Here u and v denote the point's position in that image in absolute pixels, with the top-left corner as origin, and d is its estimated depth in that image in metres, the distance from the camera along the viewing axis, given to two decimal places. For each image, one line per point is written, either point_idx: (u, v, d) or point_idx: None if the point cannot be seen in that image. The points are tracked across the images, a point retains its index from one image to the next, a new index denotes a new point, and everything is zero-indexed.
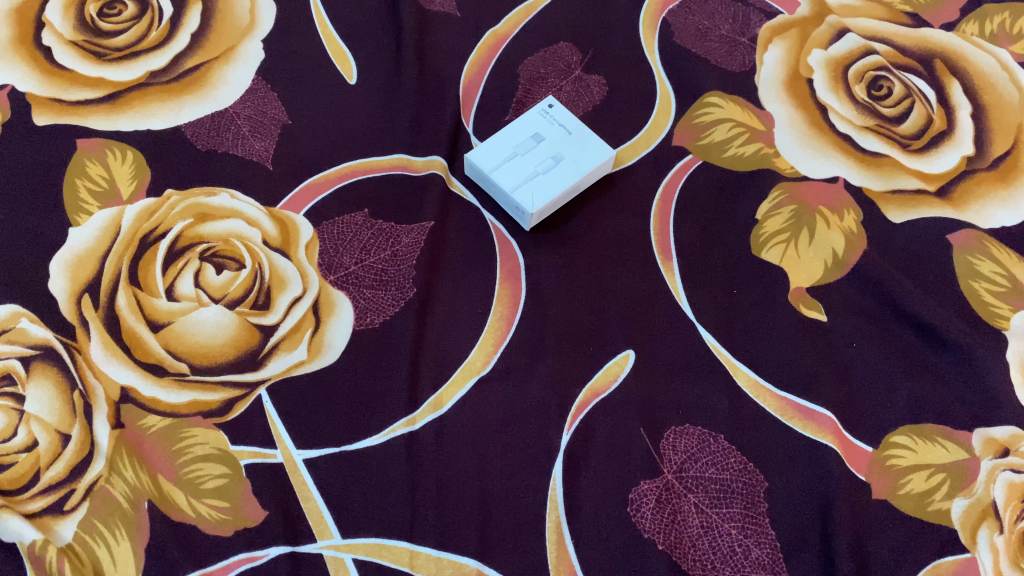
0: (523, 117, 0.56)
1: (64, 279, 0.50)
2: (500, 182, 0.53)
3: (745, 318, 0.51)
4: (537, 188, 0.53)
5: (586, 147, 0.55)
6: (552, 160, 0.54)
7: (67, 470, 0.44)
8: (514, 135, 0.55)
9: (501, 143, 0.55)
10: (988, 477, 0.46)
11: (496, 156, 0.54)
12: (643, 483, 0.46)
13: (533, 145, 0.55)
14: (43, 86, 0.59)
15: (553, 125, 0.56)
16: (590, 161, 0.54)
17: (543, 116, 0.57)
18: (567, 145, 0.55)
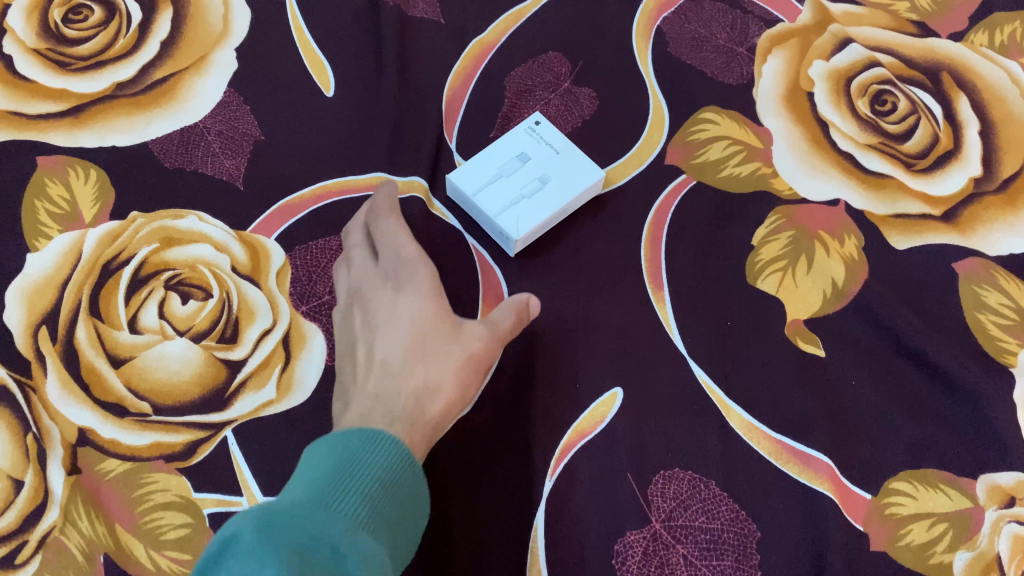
0: (508, 136, 0.54)
1: (20, 309, 0.47)
2: (483, 205, 0.51)
3: (740, 353, 0.49)
4: (522, 212, 0.50)
5: (573, 169, 0.52)
6: (538, 181, 0.52)
7: (19, 520, 0.42)
8: (499, 154, 0.53)
9: (485, 164, 0.52)
10: (992, 529, 0.44)
11: (480, 178, 0.52)
12: (630, 532, 0.44)
13: (518, 165, 0.52)
14: (3, 98, 0.56)
15: (539, 145, 0.53)
16: (578, 183, 0.52)
17: (529, 135, 0.54)
18: (553, 167, 0.53)
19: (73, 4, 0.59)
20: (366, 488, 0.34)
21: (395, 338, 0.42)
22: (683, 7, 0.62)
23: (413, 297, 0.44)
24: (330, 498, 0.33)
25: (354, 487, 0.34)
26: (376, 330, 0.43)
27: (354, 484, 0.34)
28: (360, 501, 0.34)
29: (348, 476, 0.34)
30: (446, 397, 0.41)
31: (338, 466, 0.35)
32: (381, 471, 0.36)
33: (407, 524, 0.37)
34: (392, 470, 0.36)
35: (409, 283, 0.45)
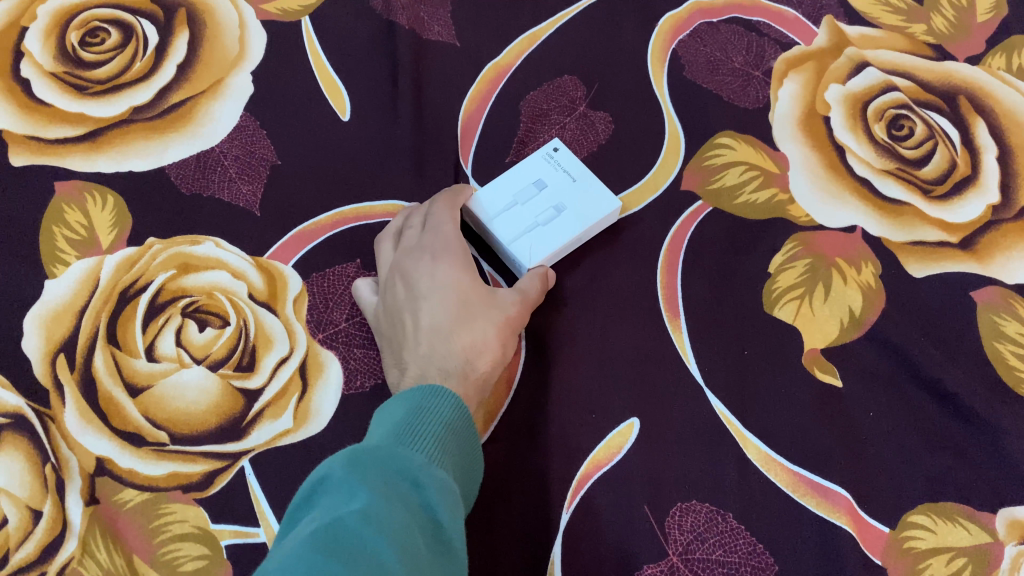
0: (527, 160, 0.53)
1: (39, 337, 0.48)
2: (497, 233, 0.50)
3: (756, 383, 0.49)
4: (536, 242, 0.50)
5: (590, 198, 0.52)
6: (554, 209, 0.51)
7: (37, 551, 0.42)
8: (515, 180, 0.52)
9: (502, 189, 0.52)
10: (1012, 564, 0.44)
11: (496, 204, 0.51)
12: (647, 566, 0.43)
13: (535, 192, 0.52)
14: (20, 122, 0.56)
15: (557, 171, 0.53)
16: (593, 214, 0.51)
17: (547, 161, 0.53)
18: (570, 195, 0.52)
19: (90, 27, 0.60)
20: (434, 434, 0.37)
21: (440, 307, 0.45)
22: (699, 30, 0.62)
23: (449, 269, 0.47)
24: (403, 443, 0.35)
25: (425, 433, 0.37)
26: (418, 298, 0.46)
27: (423, 429, 0.37)
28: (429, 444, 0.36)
29: (418, 422, 0.37)
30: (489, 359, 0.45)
31: (405, 415, 0.37)
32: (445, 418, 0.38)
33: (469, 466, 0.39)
34: (454, 417, 0.39)
35: (445, 255, 0.48)
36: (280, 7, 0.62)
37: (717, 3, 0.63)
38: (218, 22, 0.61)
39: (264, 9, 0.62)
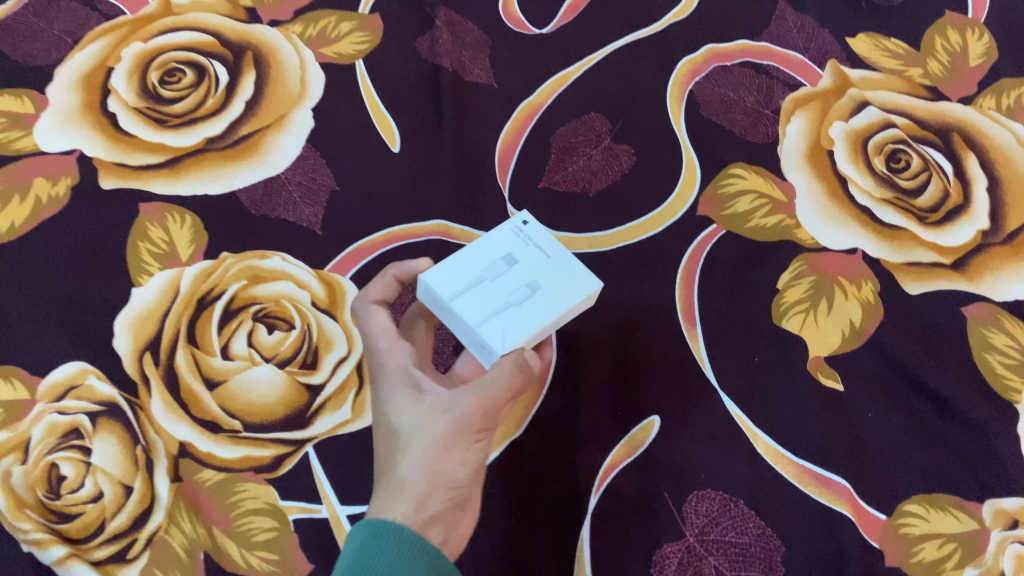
0: (495, 234, 0.48)
1: (127, 337, 0.54)
2: (461, 315, 0.44)
3: (765, 387, 0.54)
4: (507, 325, 0.44)
5: (567, 276, 0.46)
6: (528, 288, 0.45)
7: (130, 520, 0.48)
8: (480, 255, 0.46)
9: (466, 264, 0.46)
10: (998, 548, 0.48)
11: (458, 282, 0.45)
12: (667, 544, 0.48)
13: (504, 268, 0.46)
14: (108, 151, 0.63)
15: (529, 245, 0.47)
16: (571, 293, 0.46)
17: (518, 233, 0.48)
18: (546, 271, 0.46)
19: (168, 68, 0.67)
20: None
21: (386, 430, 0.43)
22: (714, 72, 0.68)
23: (388, 387, 0.45)
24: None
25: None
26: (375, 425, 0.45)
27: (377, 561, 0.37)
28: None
29: (364, 568, 0.37)
30: (461, 473, 0.42)
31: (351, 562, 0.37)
32: (395, 557, 0.38)
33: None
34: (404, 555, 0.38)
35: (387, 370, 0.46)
36: (337, 50, 0.69)
37: (730, 48, 0.70)
38: (282, 64, 0.68)
39: (323, 52, 0.69)
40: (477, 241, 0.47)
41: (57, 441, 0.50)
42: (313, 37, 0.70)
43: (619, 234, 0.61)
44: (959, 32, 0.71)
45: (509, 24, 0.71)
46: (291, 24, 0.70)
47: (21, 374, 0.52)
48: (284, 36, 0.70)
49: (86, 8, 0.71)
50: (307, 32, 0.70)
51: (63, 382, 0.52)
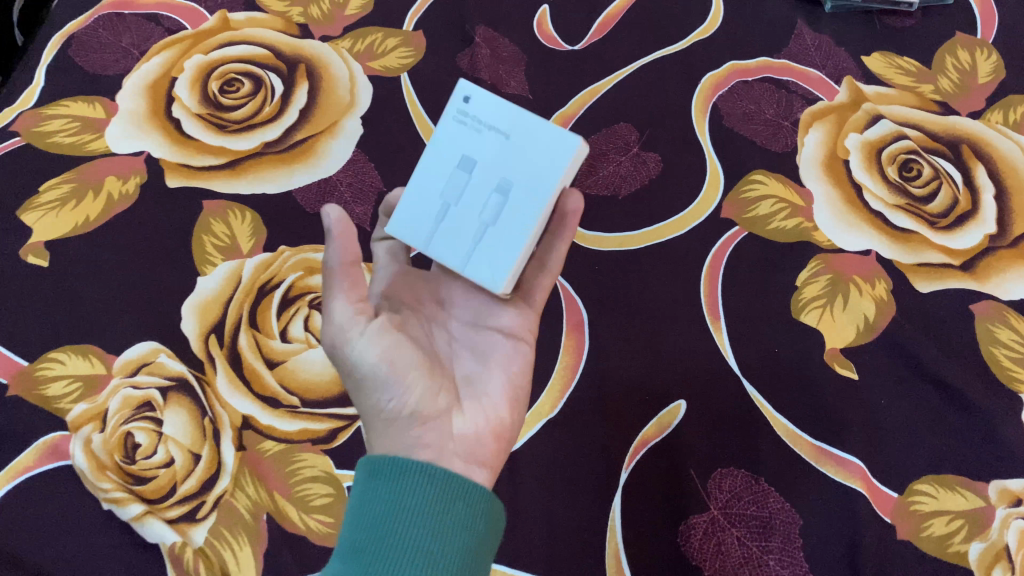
0: (438, 134, 0.46)
1: (194, 320, 0.59)
2: (443, 256, 0.45)
3: (784, 375, 0.58)
4: (492, 246, 0.44)
5: (532, 155, 0.44)
6: (494, 188, 0.44)
7: (199, 484, 0.52)
8: (435, 170, 0.45)
9: (426, 193, 0.45)
10: (1002, 524, 0.52)
11: (424, 217, 0.45)
12: (692, 516, 0.52)
13: (465, 177, 0.44)
14: (174, 153, 0.68)
15: (481, 131, 0.45)
16: (546, 178, 0.43)
17: (461, 122, 0.45)
18: (504, 158, 0.44)
19: (227, 78, 0.72)
20: (392, 520, 0.39)
21: None
22: (736, 86, 0.73)
23: None
24: (361, 541, 0.38)
25: (387, 522, 0.39)
26: None
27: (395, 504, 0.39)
28: (392, 523, 0.39)
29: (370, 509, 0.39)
30: (417, 372, 0.43)
31: (361, 505, 0.40)
32: (404, 488, 0.40)
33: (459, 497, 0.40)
34: (413, 485, 0.40)
35: None
36: (383, 64, 0.74)
37: (751, 65, 0.74)
38: (332, 76, 0.73)
39: (370, 65, 0.74)
40: (426, 158, 0.46)
41: (131, 412, 0.54)
42: (361, 52, 0.75)
43: (648, 234, 0.65)
44: (969, 51, 0.75)
45: (543, 41, 0.76)
46: (340, 39, 0.75)
47: (99, 353, 0.57)
48: (334, 50, 0.75)
49: (151, 21, 0.77)
50: (355, 47, 0.75)
51: (136, 359, 0.57)
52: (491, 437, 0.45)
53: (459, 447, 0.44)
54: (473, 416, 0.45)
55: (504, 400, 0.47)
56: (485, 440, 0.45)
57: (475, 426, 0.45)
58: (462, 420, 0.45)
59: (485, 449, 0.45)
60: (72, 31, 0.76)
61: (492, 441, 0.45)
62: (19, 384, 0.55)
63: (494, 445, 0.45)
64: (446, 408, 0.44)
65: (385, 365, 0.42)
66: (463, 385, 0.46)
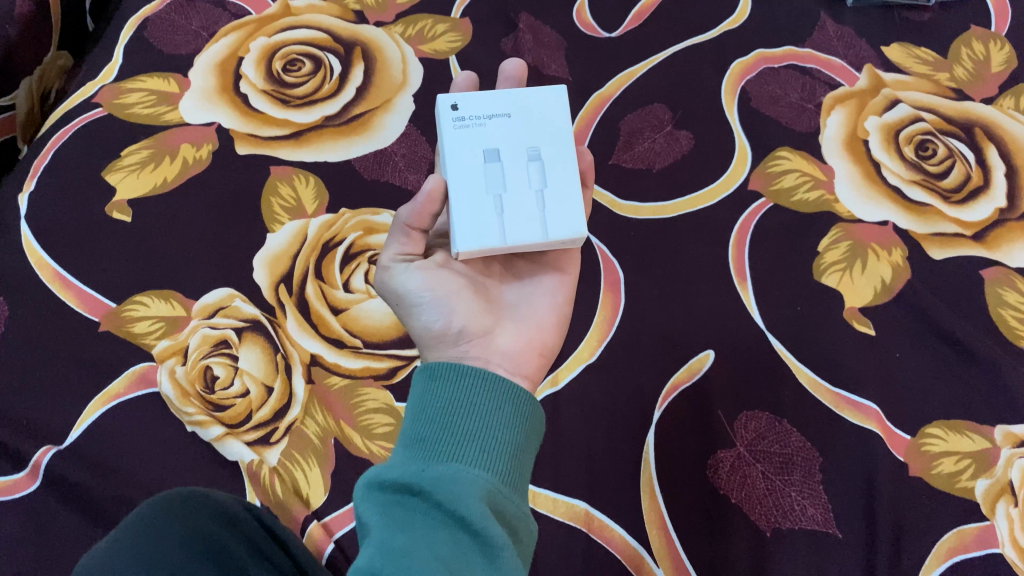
0: (445, 146, 0.47)
1: (265, 271, 0.64)
2: (520, 239, 0.46)
3: (806, 331, 0.63)
4: (557, 205, 0.47)
5: (540, 120, 0.48)
6: (531, 158, 0.47)
7: (272, 412, 0.58)
8: (466, 174, 0.46)
9: (469, 198, 0.46)
10: (1006, 462, 0.57)
11: (482, 215, 0.46)
12: (720, 452, 0.58)
13: (499, 164, 0.47)
14: (242, 124, 0.72)
15: (485, 123, 0.47)
16: (562, 131, 0.48)
17: (463, 127, 0.47)
18: (521, 129, 0.48)
19: (290, 58, 0.75)
20: (452, 413, 0.42)
21: None
22: (763, 72, 0.77)
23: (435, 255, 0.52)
24: (423, 432, 0.41)
25: (446, 413, 0.42)
26: None
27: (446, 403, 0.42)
28: (452, 415, 0.41)
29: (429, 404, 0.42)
30: (461, 297, 0.47)
31: (419, 403, 0.43)
32: (459, 388, 0.43)
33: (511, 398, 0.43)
34: (468, 386, 0.43)
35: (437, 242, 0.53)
36: (433, 47, 0.78)
37: (779, 52, 0.78)
38: (385, 58, 0.77)
39: (421, 49, 0.78)
40: (450, 171, 0.46)
41: (210, 348, 0.60)
42: (413, 36, 0.79)
43: (680, 204, 0.70)
44: (983, 44, 0.79)
45: (581, 28, 0.80)
46: (393, 25, 0.79)
47: (179, 297, 0.63)
48: (387, 34, 0.78)
49: (218, 7, 0.79)
50: (407, 32, 0.79)
51: (213, 304, 0.62)
52: (533, 353, 0.49)
53: (502, 362, 0.47)
54: (515, 334, 0.49)
55: (545, 322, 0.51)
56: (526, 354, 0.49)
57: (515, 342, 0.48)
58: (506, 338, 0.48)
59: (527, 363, 0.49)
60: (146, 15, 0.78)
61: (534, 356, 0.49)
62: (109, 323, 0.61)
63: (537, 360, 0.49)
64: (489, 327, 0.48)
65: (430, 291, 0.46)
66: (509, 309, 0.50)
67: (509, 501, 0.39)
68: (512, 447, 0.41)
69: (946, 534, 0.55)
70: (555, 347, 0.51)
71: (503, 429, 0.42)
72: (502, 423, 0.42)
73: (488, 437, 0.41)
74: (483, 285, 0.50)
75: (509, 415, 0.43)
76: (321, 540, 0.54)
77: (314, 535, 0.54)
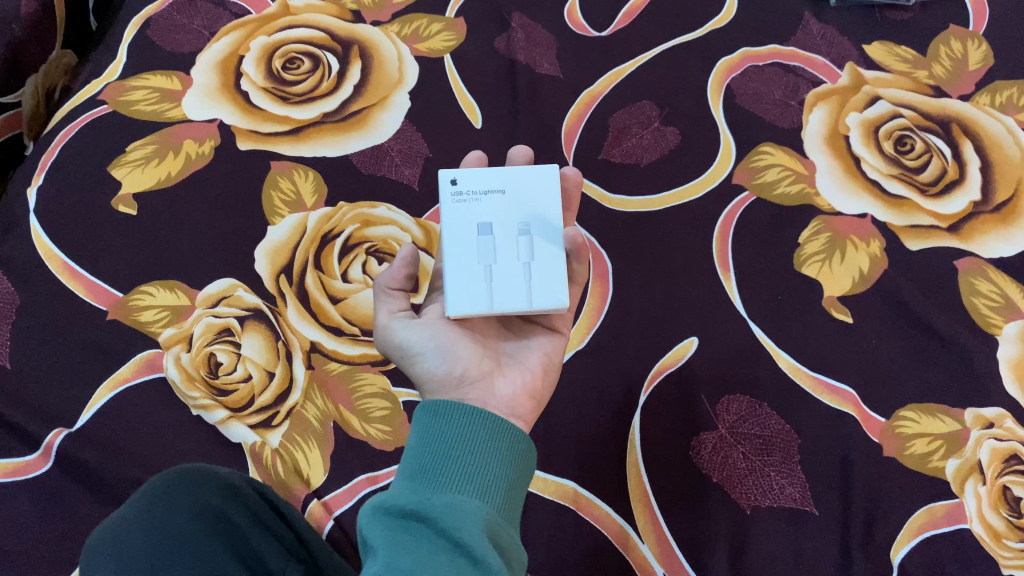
0: (444, 217, 0.50)
1: (266, 262, 0.67)
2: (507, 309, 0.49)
3: (786, 319, 0.66)
4: (543, 279, 0.50)
5: (536, 196, 0.50)
6: (522, 234, 0.50)
7: (274, 397, 0.60)
8: (460, 246, 0.49)
9: (462, 270, 0.49)
10: (976, 442, 0.60)
11: (471, 284, 0.49)
12: (702, 433, 0.61)
13: (490, 240, 0.49)
14: (244, 120, 0.75)
15: (482, 199, 0.50)
16: (553, 208, 0.50)
17: (461, 202, 0.50)
18: (517, 205, 0.50)
19: (289, 57, 0.78)
20: (455, 445, 0.42)
21: None
22: (748, 70, 0.79)
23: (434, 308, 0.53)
24: (427, 463, 0.42)
25: (445, 446, 0.43)
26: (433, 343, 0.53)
27: (445, 435, 0.43)
28: (455, 449, 0.42)
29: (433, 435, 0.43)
30: (460, 343, 0.48)
31: (422, 435, 0.43)
32: (463, 422, 0.43)
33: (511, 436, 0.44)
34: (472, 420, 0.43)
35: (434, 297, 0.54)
36: (428, 46, 0.80)
37: (763, 51, 0.81)
38: (382, 57, 0.79)
39: (417, 47, 0.80)
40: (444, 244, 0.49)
41: (213, 336, 0.63)
42: (408, 35, 0.81)
43: (666, 197, 0.72)
44: (961, 42, 0.80)
45: (573, 27, 0.82)
46: (389, 24, 0.81)
47: (183, 287, 0.65)
48: (383, 34, 0.80)
49: (219, 7, 0.81)
50: (403, 31, 0.81)
51: (216, 293, 0.65)
52: (530, 397, 0.50)
53: (502, 405, 0.48)
54: (513, 378, 0.50)
55: (540, 366, 0.51)
56: (521, 397, 0.49)
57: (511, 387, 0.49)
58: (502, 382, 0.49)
59: (522, 405, 0.49)
60: (149, 15, 0.81)
61: (531, 398, 0.49)
62: (116, 311, 0.64)
63: (531, 404, 0.49)
64: (488, 371, 0.48)
65: (432, 339, 0.47)
66: (504, 356, 0.51)
67: (505, 532, 0.40)
68: (509, 485, 0.43)
69: (917, 511, 0.58)
70: (546, 391, 0.52)
71: (502, 467, 0.43)
72: (502, 459, 0.43)
73: (489, 472, 0.42)
74: (480, 334, 0.50)
75: (509, 453, 0.44)
76: (321, 518, 0.57)
77: (314, 512, 0.57)
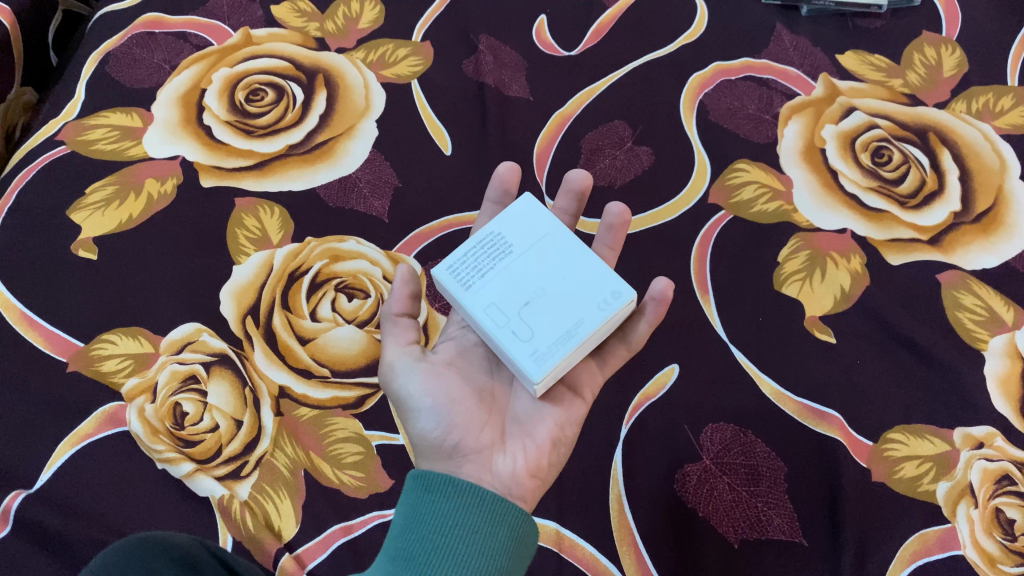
0: None
1: (231, 304, 0.65)
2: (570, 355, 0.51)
3: (768, 342, 0.64)
4: None
5: None
6: (525, 303, 0.50)
7: (242, 446, 0.59)
8: None
9: None
10: (966, 464, 0.59)
11: None
12: (687, 465, 0.59)
13: None
14: (206, 156, 0.72)
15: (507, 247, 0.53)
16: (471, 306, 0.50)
17: None
18: (491, 286, 0.50)
19: (252, 88, 0.75)
20: (444, 529, 0.44)
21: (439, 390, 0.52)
22: (722, 85, 0.78)
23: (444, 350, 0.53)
24: (412, 548, 0.44)
25: (438, 529, 0.44)
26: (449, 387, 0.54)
27: (439, 518, 0.45)
28: (441, 535, 0.44)
29: (423, 518, 0.45)
30: (463, 405, 0.48)
31: (412, 515, 0.45)
32: (452, 504, 0.45)
33: (503, 520, 0.45)
34: (461, 505, 0.45)
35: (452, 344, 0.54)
36: (395, 72, 0.78)
37: (735, 64, 0.79)
38: (348, 84, 0.76)
39: (383, 73, 0.78)
40: None
41: (178, 384, 0.61)
42: (374, 62, 0.78)
43: (643, 219, 0.70)
44: (935, 48, 0.79)
45: (542, 47, 0.81)
46: (354, 51, 0.79)
47: (147, 334, 0.63)
48: (350, 61, 0.78)
49: (180, 39, 0.79)
50: (369, 57, 0.78)
51: (181, 338, 0.63)
52: (531, 474, 0.49)
53: (497, 482, 0.48)
54: (514, 453, 0.50)
55: (548, 441, 0.51)
56: (520, 478, 0.49)
57: (514, 464, 0.49)
58: (504, 458, 0.49)
59: (521, 486, 0.49)
60: (107, 50, 0.78)
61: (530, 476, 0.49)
62: (77, 362, 0.62)
63: (530, 484, 0.49)
64: (487, 444, 0.49)
65: (430, 398, 0.47)
66: (511, 422, 0.51)
67: None
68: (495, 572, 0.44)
69: (909, 538, 0.57)
70: (552, 470, 0.51)
71: (488, 552, 0.44)
72: (489, 545, 0.44)
73: (471, 558, 0.44)
74: (487, 396, 0.51)
75: (497, 535, 0.45)
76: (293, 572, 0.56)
77: (286, 567, 0.55)
